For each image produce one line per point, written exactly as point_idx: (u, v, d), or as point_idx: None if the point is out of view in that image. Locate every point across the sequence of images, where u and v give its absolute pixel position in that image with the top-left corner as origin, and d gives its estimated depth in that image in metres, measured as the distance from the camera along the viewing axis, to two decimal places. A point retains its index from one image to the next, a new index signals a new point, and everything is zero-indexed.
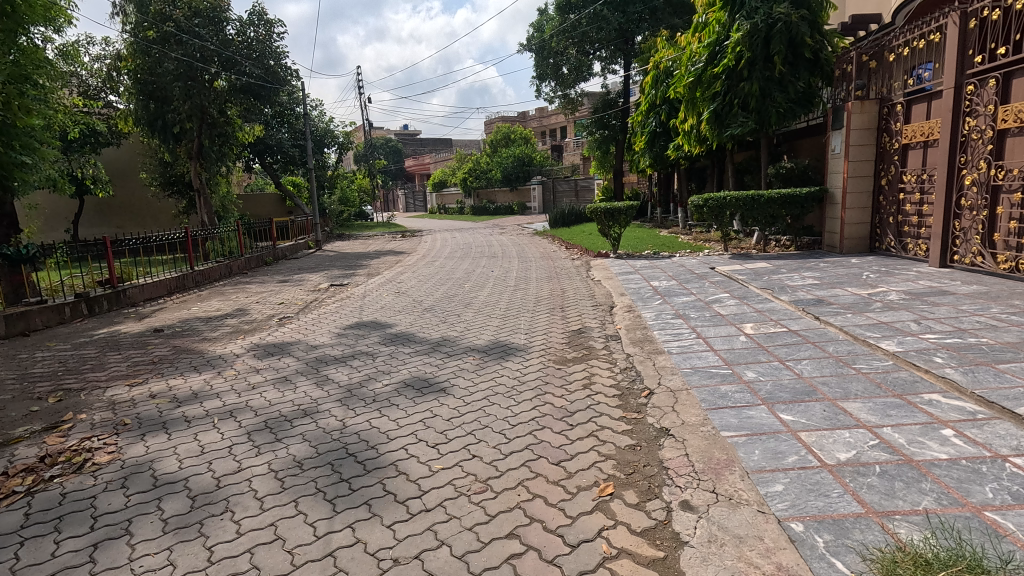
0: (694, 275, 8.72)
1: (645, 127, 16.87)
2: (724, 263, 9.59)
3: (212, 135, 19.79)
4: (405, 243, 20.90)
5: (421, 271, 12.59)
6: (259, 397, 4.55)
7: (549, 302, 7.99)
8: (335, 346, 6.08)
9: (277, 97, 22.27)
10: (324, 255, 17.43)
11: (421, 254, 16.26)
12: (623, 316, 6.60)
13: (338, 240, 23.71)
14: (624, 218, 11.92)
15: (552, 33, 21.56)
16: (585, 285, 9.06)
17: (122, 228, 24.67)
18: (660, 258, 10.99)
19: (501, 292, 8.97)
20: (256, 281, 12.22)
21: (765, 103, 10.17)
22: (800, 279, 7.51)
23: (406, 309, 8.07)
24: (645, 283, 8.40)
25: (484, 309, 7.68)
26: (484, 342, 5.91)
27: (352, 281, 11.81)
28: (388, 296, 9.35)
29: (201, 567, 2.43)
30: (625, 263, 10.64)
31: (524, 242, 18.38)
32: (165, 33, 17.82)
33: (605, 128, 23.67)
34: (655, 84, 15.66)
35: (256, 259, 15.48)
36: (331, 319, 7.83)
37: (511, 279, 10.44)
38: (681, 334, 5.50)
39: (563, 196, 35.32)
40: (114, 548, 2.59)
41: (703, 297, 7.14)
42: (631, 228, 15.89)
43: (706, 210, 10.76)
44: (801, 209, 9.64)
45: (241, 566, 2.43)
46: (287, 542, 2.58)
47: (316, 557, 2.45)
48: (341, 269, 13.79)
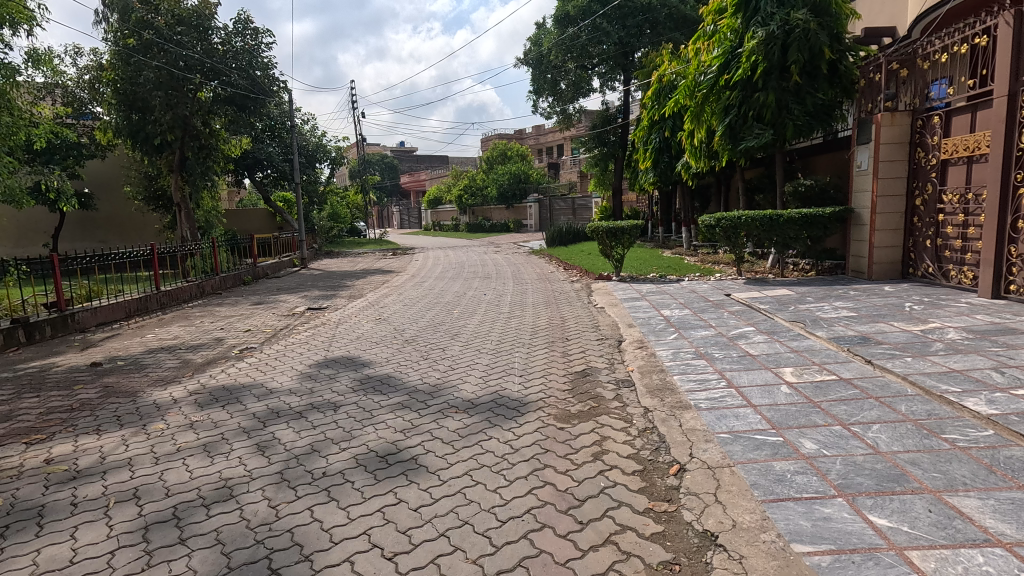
0: (710, 304, 7.81)
1: (647, 143, 16.08)
2: (739, 289, 8.71)
3: (196, 147, 18.95)
4: (396, 261, 20.01)
5: (408, 293, 11.66)
6: (178, 468, 3.56)
7: (547, 333, 7.05)
8: (292, 391, 5.11)
9: (265, 110, 21.51)
10: (308, 274, 16.47)
11: (411, 274, 15.33)
12: (633, 354, 5.66)
13: (326, 258, 22.76)
14: (628, 238, 11.03)
15: (550, 46, 20.95)
16: (587, 313, 8.14)
17: (106, 243, 23.70)
18: (667, 282, 10.11)
19: (494, 321, 8.03)
20: (230, 304, 11.25)
21: (782, 115, 9.38)
22: (833, 311, 6.62)
23: (385, 341, 7.12)
24: (655, 313, 7.49)
25: (473, 342, 6.73)
26: (470, 388, 4.94)
27: (333, 304, 10.85)
28: (367, 324, 8.40)
29: (249, 544, 2.69)
30: (630, 288, 9.75)
31: (519, 262, 17.51)
32: (146, 42, 17.06)
33: (603, 145, 22.96)
34: (658, 99, 14.92)
35: (234, 277, 14.50)
36: (299, 351, 6.88)
37: (506, 304, 9.51)
38: (708, 381, 4.56)
39: (560, 214, 34.58)
40: (165, 529, 2.85)
41: (724, 331, 6.21)
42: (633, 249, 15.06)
43: (718, 231, 9.80)
44: (824, 230, 8.79)
45: (285, 543, 2.69)
46: (325, 523, 2.84)
47: (354, 535, 2.73)
48: (323, 290, 12.82)
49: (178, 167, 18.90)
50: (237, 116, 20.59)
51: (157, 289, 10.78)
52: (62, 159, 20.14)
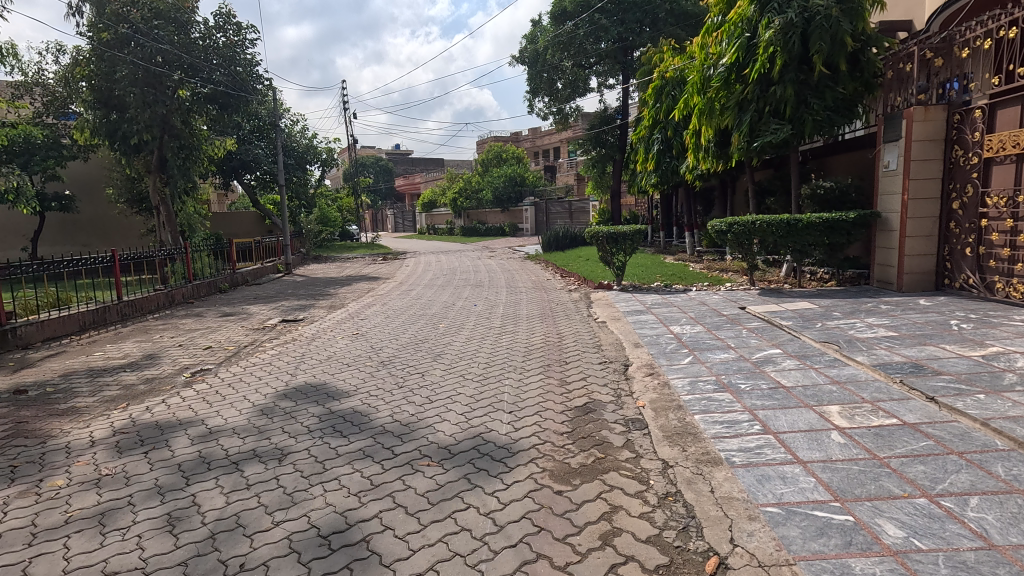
0: (724, 318, 6.99)
1: (648, 144, 15.28)
2: (755, 302, 7.90)
3: (177, 148, 18.07)
4: (385, 267, 19.16)
5: (392, 304, 10.80)
6: (49, 557, 2.67)
7: (543, 354, 6.21)
8: (235, 431, 4.24)
9: (249, 108, 20.62)
10: (291, 281, 15.59)
11: (399, 281, 14.46)
12: (643, 383, 4.81)
13: (314, 263, 21.86)
14: (631, 244, 10.23)
15: (547, 43, 20.16)
16: (588, 329, 7.31)
17: (88, 247, 22.75)
18: (673, 293, 9.31)
19: (482, 338, 7.19)
20: (200, 315, 10.36)
21: (801, 110, 8.68)
22: (869, 329, 5.80)
23: (358, 362, 6.26)
24: (663, 330, 6.67)
25: (457, 365, 5.87)
26: (447, 430, 4.09)
27: (310, 316, 9.98)
28: (341, 340, 7.53)
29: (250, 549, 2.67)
30: (633, 299, 8.94)
31: (515, 268, 16.65)
32: (121, 35, 16.18)
33: (602, 146, 22.17)
34: (660, 97, 14.16)
35: (210, 285, 13.61)
36: (259, 374, 6.02)
37: (498, 317, 8.67)
38: (739, 425, 3.72)
39: (557, 218, 33.70)
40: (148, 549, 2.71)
41: (747, 354, 5.38)
42: (634, 256, 14.25)
43: (730, 237, 9.00)
44: (848, 236, 7.98)
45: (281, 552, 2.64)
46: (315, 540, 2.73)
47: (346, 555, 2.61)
48: (303, 299, 11.96)
49: (156, 167, 17.99)
50: (218, 114, 19.70)
51: (119, 299, 9.89)
52: (42, 159, 19.07)
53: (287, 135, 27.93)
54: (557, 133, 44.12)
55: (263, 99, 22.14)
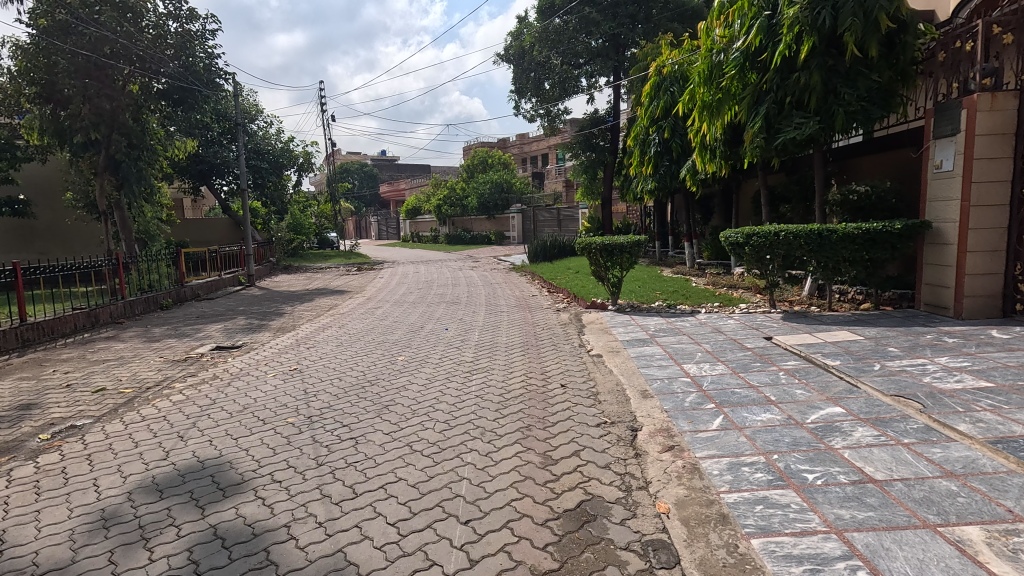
0: (750, 354, 5.61)
1: (644, 145, 13.93)
2: (782, 331, 6.52)
3: (127, 147, 16.31)
4: (358, 279, 17.66)
5: (352, 326, 9.31)
6: None
7: (523, 405, 4.73)
8: (32, 563, 2.71)
9: (209, 104, 18.90)
10: (248, 296, 14.00)
11: (368, 296, 12.94)
12: (663, 469, 3.35)
13: (281, 275, 20.21)
14: (629, 257, 8.80)
15: (533, 40, 18.86)
16: (579, 366, 5.88)
17: (46, 254, 20.63)
18: (680, 316, 7.93)
19: (447, 380, 5.70)
20: (124, 340, 8.78)
21: (829, 100, 7.37)
22: (951, 376, 4.41)
23: (278, 418, 4.71)
24: (676, 372, 5.25)
25: (405, 426, 4.37)
26: (360, 567, 2.57)
27: (252, 341, 8.45)
28: (271, 380, 6.00)
29: None
30: (633, 325, 7.52)
31: (499, 281, 15.22)
32: (62, 23, 14.47)
33: (592, 150, 20.89)
34: (657, 94, 12.89)
35: (152, 301, 11.98)
36: (140, 435, 4.48)
37: (473, 347, 7.21)
38: (832, 571, 2.26)
39: (544, 226, 32.13)
40: None
41: (797, 414, 3.95)
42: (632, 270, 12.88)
43: (746, 251, 7.47)
44: (891, 250, 6.62)
45: None
46: None
47: None
48: (252, 319, 10.40)
49: (107, 168, 16.32)
50: (173, 111, 18.05)
51: (21, 321, 8.28)
52: None
53: (260, 138, 26.38)
54: (545, 139, 42.91)
55: (228, 96, 20.60)
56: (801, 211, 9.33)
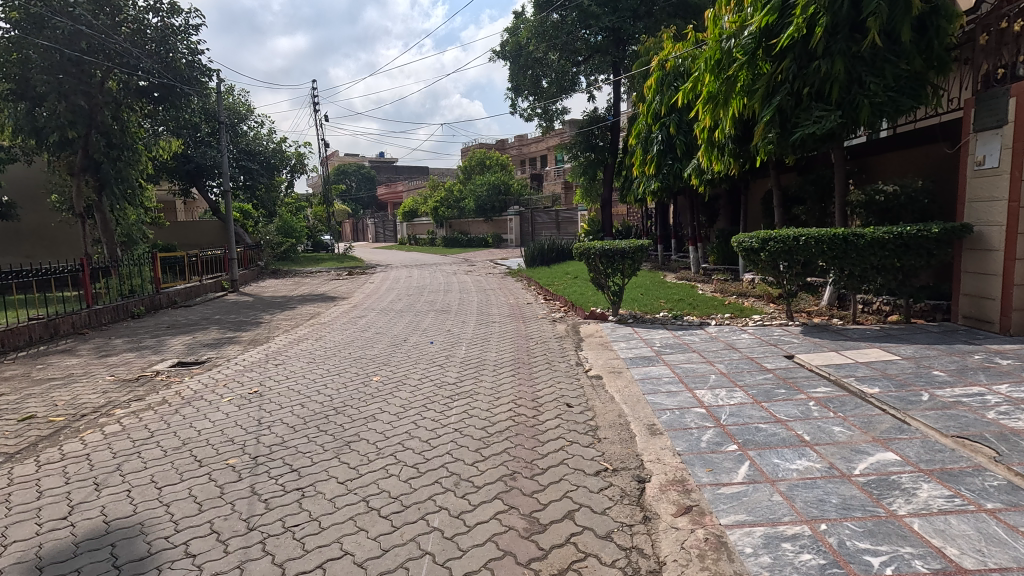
0: (771, 377, 4.89)
1: (645, 143, 13.20)
2: (806, 348, 5.78)
3: (106, 147, 15.78)
4: (348, 284, 16.95)
5: (331, 337, 8.60)
6: None
7: (509, 443, 3.99)
8: None
9: (193, 103, 18.04)
10: (229, 303, 13.27)
11: (353, 304, 12.23)
12: (682, 544, 2.61)
13: (269, 279, 19.50)
14: (631, 264, 8.09)
15: (530, 35, 18.19)
16: (575, 391, 5.14)
17: (31, 257, 19.60)
18: (687, 328, 7.21)
19: (424, 406, 4.97)
20: (81, 354, 8.06)
21: (852, 91, 6.63)
22: (1020, 411, 3.68)
23: (218, 459, 3.97)
24: (688, 401, 4.52)
25: (364, 472, 3.62)
26: None
27: (218, 356, 7.73)
28: (224, 406, 5.26)
29: None
30: (637, 340, 6.79)
31: (494, 287, 14.50)
32: (35, 16, 13.69)
33: (591, 150, 20.20)
34: (661, 90, 12.17)
35: (123, 308, 11.27)
36: (49, 482, 3.74)
37: (459, 364, 6.48)
38: None
39: (542, 228, 31.42)
40: None
41: (843, 463, 3.21)
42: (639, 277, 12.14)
43: (761, 258, 6.74)
44: (927, 258, 5.90)
45: None
46: None
47: None
48: (225, 329, 9.68)
49: (86, 169, 15.63)
50: (155, 110, 17.21)
51: None
52: None
53: (252, 138, 25.70)
54: (544, 140, 42.27)
55: (213, 95, 19.91)
56: (817, 213, 8.62)
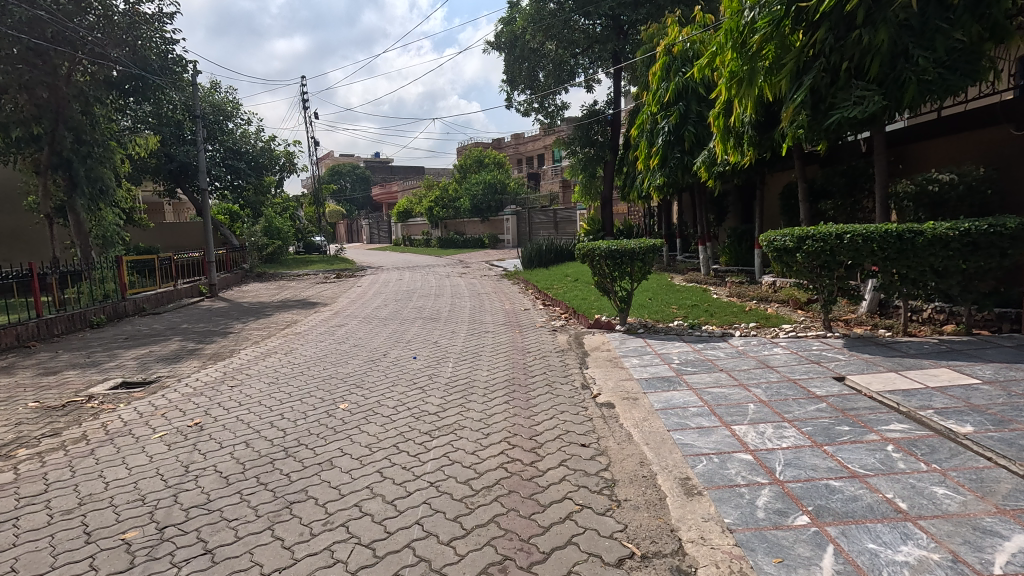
0: (826, 409, 3.94)
1: (651, 135, 12.21)
2: (857, 367, 4.82)
3: (74, 142, 14.50)
4: (334, 288, 15.96)
5: (303, 351, 7.62)
6: None
7: (501, 508, 3.01)
8: None
9: (167, 94, 16.95)
10: (201, 310, 12.28)
11: (335, 311, 11.27)
12: None
13: (252, 282, 18.52)
14: (643, 266, 7.12)
15: (526, 24, 17.25)
16: (583, 425, 4.16)
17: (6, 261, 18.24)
18: (710, 341, 6.25)
19: (396, 446, 4.00)
20: (16, 372, 7.06)
21: (898, 66, 5.62)
22: None
23: (113, 534, 2.98)
24: (729, 444, 3.56)
25: (299, 557, 2.65)
26: None
27: (169, 374, 6.75)
28: (150, 446, 4.27)
29: None
30: (651, 356, 5.83)
31: (488, 290, 13.54)
32: None
33: (590, 146, 19.25)
34: (667, 77, 11.30)
35: (81, 316, 10.27)
36: None
37: (444, 387, 5.50)
38: None
39: (540, 228, 30.49)
40: None
41: (974, 555, 2.25)
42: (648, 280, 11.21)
43: (797, 259, 5.76)
44: (998, 258, 4.95)
45: None
46: None
47: None
48: (187, 341, 8.68)
49: (55, 166, 14.36)
50: (126, 103, 16.13)
51: None
52: None
53: (238, 136, 24.71)
54: (540, 139, 41.32)
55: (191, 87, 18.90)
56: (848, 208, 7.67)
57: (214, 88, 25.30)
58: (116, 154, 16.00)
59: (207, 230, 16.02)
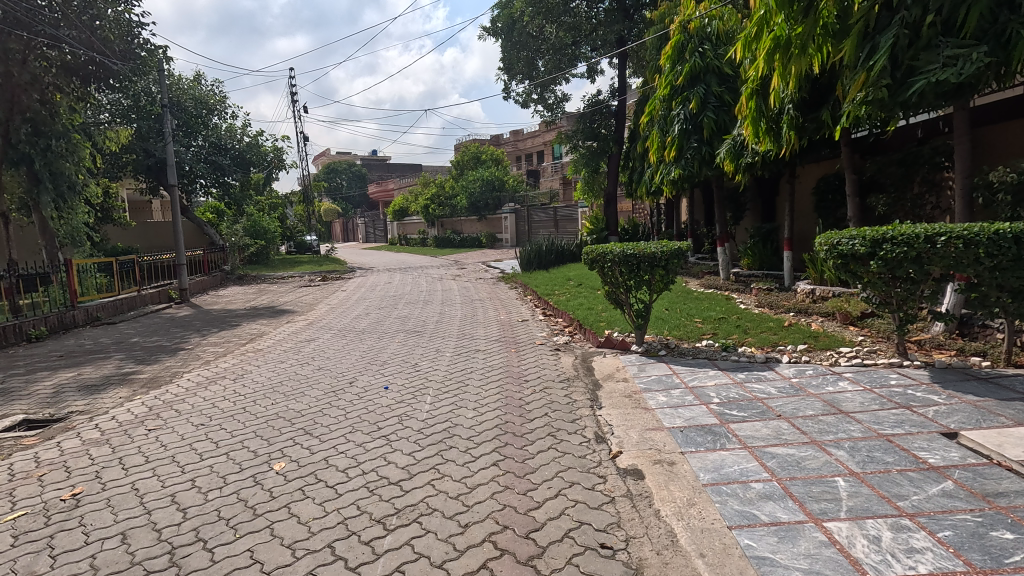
0: (960, 496, 2.69)
1: (664, 124, 10.93)
2: (968, 417, 3.56)
3: (30, 134, 13.06)
4: (317, 292, 14.71)
5: (256, 376, 6.36)
6: None
7: None
8: None
9: (136, 82, 15.62)
10: (162, 319, 10.98)
11: (310, 321, 10.01)
12: None
13: (231, 286, 17.25)
14: (665, 275, 5.86)
15: (525, 7, 15.96)
16: (601, 514, 2.90)
17: None
18: (754, 371, 5.00)
19: (329, 548, 2.75)
20: None
21: (1003, 16, 4.38)
22: None
23: None
24: (834, 563, 2.30)
25: None
26: None
27: (84, 407, 5.49)
28: None
29: None
30: (681, 394, 4.57)
31: (483, 295, 12.31)
32: None
33: (593, 139, 17.99)
34: (681, 58, 10.08)
35: (17, 330, 8.98)
36: None
37: (417, 434, 4.23)
38: None
39: (539, 227, 29.29)
40: None
41: None
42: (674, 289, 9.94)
43: (868, 268, 4.44)
44: None
45: None
46: None
47: None
48: (128, 361, 7.41)
49: (11, 161, 13.04)
50: (90, 91, 14.76)
51: None
52: None
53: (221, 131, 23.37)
54: (540, 134, 40.05)
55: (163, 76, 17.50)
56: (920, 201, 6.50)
57: (197, 80, 23.97)
58: (83, 147, 14.51)
59: (176, 225, 14.52)
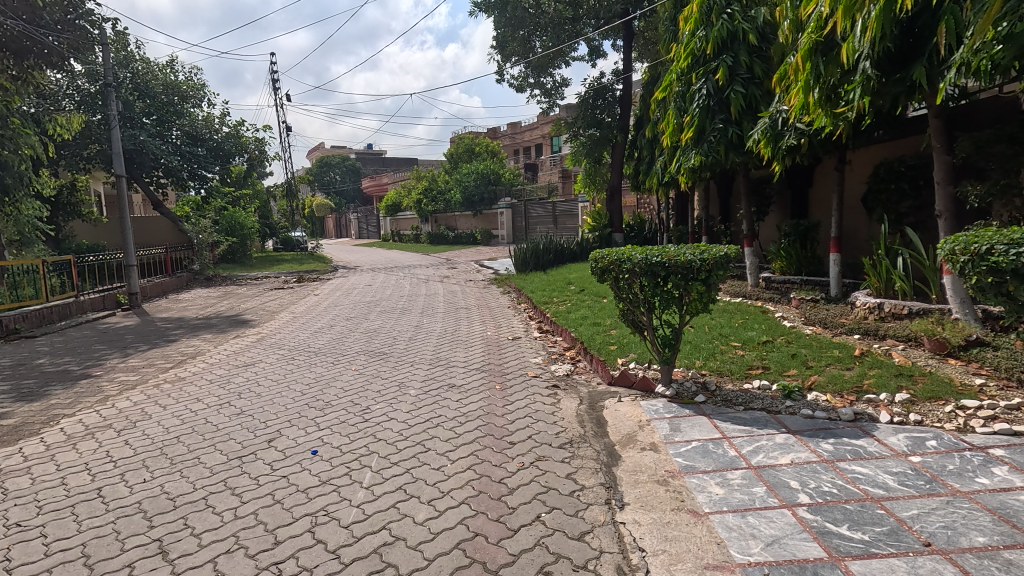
0: None
1: (683, 102, 9.25)
2: None
3: None
4: (287, 297, 13.14)
5: (153, 424, 4.74)
6: None
7: None
8: None
9: (84, 60, 13.83)
10: (93, 332, 9.36)
11: (262, 336, 8.44)
12: None
13: (196, 288, 15.63)
14: (705, 292, 4.23)
15: None
16: None
17: None
18: (843, 438, 3.40)
19: None
20: None
21: None
22: None
23: None
24: None
25: None
26: None
27: None
28: None
29: None
30: (748, 484, 2.99)
31: (471, 302, 10.74)
32: None
33: (594, 126, 16.22)
34: (705, 22, 8.45)
35: None
36: None
37: (327, 561, 2.62)
38: None
39: (537, 223, 27.74)
40: None
41: None
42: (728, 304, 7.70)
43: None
44: None
45: None
46: None
47: None
48: (8, 396, 5.77)
49: None
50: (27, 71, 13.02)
51: None
52: None
53: (195, 120, 21.70)
54: (538, 126, 38.45)
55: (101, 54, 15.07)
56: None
57: (170, 64, 22.27)
58: (34, 134, 12.92)
59: (126, 222, 12.87)
